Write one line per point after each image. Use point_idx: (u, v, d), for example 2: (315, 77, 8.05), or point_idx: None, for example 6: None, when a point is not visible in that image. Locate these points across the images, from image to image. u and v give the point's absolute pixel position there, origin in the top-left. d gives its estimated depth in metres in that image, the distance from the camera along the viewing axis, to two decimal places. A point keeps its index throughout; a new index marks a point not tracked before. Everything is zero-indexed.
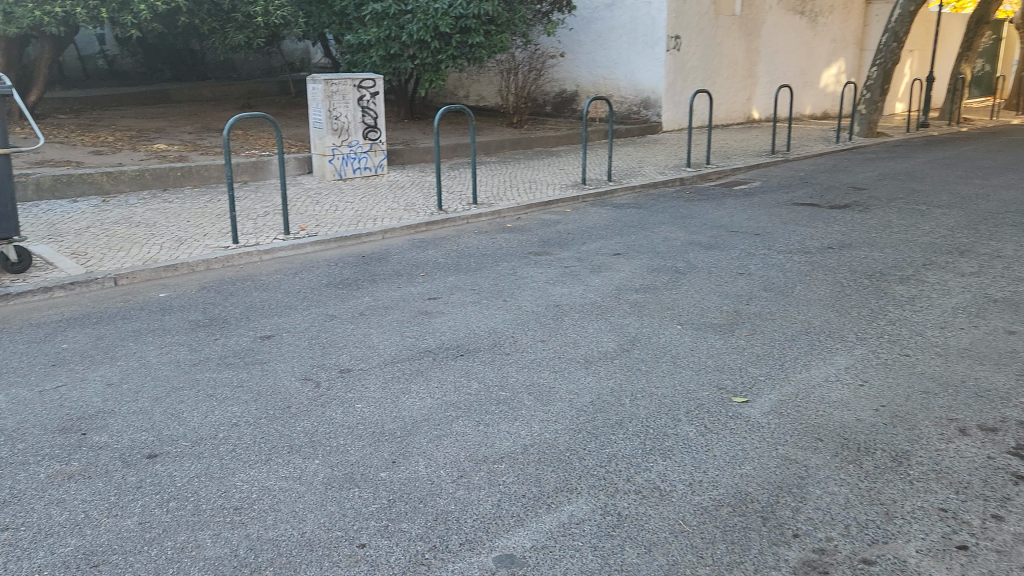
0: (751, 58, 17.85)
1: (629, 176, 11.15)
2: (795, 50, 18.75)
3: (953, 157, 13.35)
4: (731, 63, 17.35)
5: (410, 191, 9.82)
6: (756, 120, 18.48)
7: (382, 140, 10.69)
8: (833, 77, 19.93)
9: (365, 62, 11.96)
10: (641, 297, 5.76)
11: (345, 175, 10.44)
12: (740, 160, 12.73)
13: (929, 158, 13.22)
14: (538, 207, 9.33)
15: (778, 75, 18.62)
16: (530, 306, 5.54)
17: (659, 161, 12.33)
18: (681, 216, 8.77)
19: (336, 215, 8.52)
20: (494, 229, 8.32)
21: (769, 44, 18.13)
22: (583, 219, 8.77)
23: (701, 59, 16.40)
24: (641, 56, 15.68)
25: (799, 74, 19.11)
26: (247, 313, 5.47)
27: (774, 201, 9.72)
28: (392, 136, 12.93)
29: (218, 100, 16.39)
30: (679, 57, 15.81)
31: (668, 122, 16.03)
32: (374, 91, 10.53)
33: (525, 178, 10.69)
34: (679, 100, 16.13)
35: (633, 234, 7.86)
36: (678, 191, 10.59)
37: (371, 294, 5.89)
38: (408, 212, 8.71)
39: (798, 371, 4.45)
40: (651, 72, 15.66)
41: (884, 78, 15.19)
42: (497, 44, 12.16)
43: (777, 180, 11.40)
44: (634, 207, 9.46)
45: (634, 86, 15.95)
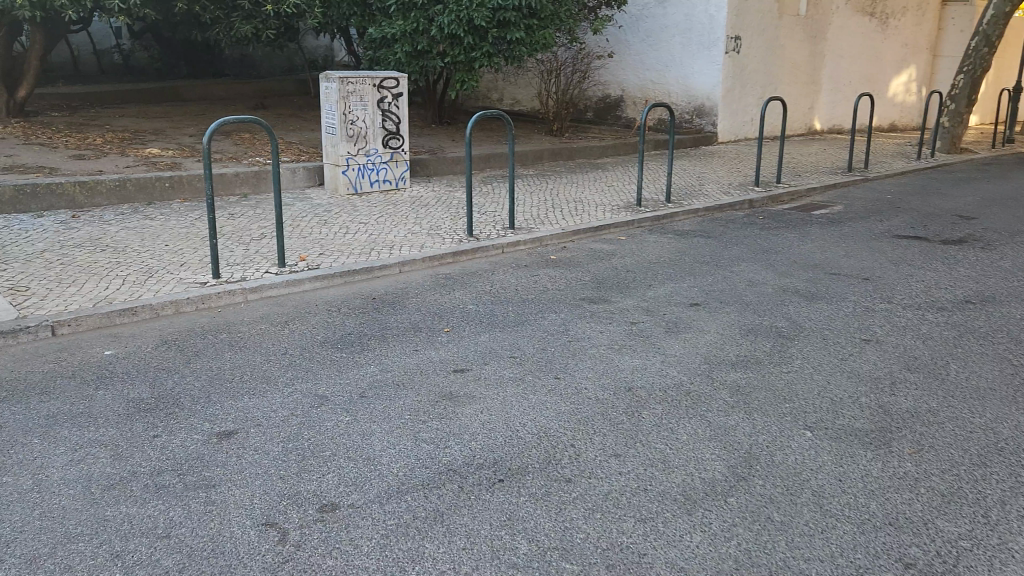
0: (815, 63, 16.25)
1: (690, 195, 9.62)
2: (861, 56, 17.12)
3: None
4: (793, 68, 15.75)
5: (436, 211, 8.39)
6: (818, 131, 16.84)
7: (404, 149, 9.31)
8: (902, 86, 18.21)
9: (388, 60, 10.55)
10: (741, 376, 4.26)
11: (360, 188, 9.09)
12: (814, 177, 11.14)
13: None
14: (587, 232, 7.85)
15: (843, 82, 16.97)
16: (593, 388, 4.07)
17: (721, 177, 10.80)
18: (762, 250, 7.24)
19: (346, 239, 7.12)
20: (537, 261, 6.86)
21: (834, 48, 16.51)
22: (642, 251, 7.28)
23: (762, 64, 14.84)
24: (696, 59, 14.17)
25: (865, 82, 17.45)
26: (209, 387, 4.04)
27: (869, 232, 8.14)
28: (418, 143, 11.52)
29: (231, 99, 15.11)
30: (738, 61, 14.27)
31: (724, 133, 14.48)
32: (396, 92, 9.14)
33: (570, 196, 9.22)
34: (738, 108, 14.58)
35: (708, 275, 6.36)
36: (749, 215, 9.05)
37: (380, 361, 4.45)
38: (433, 237, 7.27)
39: (1016, 529, 2.91)
40: (707, 77, 14.14)
41: (972, 87, 13.53)
42: (539, 41, 10.74)
43: (862, 204, 9.80)
44: (701, 236, 7.94)
45: (686, 92, 14.41)
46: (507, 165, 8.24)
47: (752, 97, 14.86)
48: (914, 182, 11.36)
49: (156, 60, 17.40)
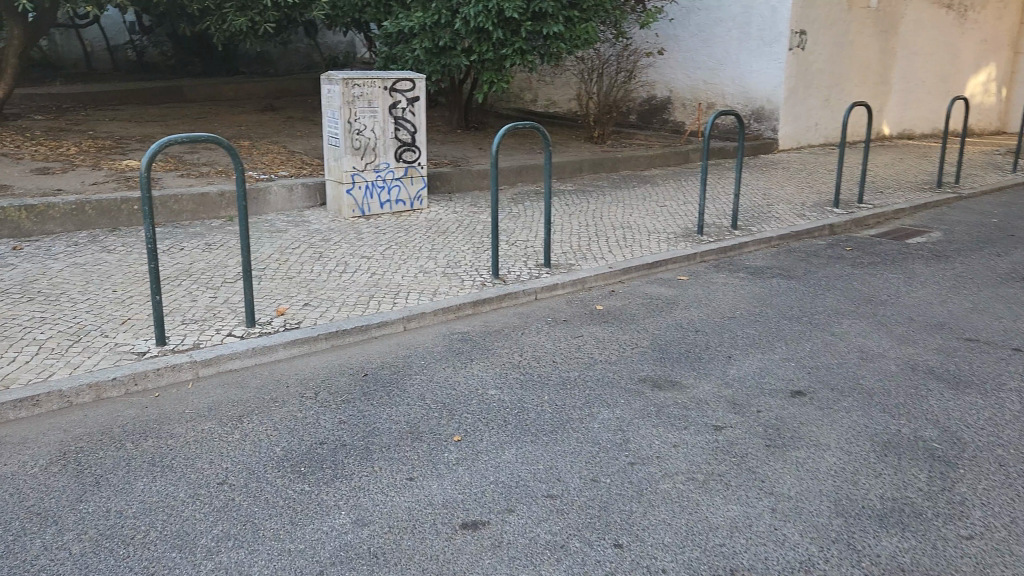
0: (885, 62, 14.60)
1: (758, 218, 8.12)
2: (936, 53, 15.40)
3: None
4: (862, 67, 14.12)
5: (456, 239, 7.00)
6: (887, 136, 15.17)
7: (421, 163, 7.95)
8: (981, 86, 16.42)
9: (405, 58, 9.16)
10: (902, 545, 2.77)
11: (369, 211, 7.73)
12: (900, 195, 9.55)
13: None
14: (639, 272, 6.40)
15: (916, 82, 15.27)
16: (675, 570, 2.64)
17: (790, 195, 9.27)
18: (863, 299, 5.74)
19: (340, 282, 5.73)
20: (579, 314, 5.44)
21: (907, 44, 14.82)
22: (711, 298, 5.83)
23: (829, 62, 13.23)
24: (756, 56, 12.62)
25: (940, 83, 15.73)
26: (84, 572, 2.67)
27: (990, 271, 6.59)
28: (440, 152, 10.16)
29: (240, 100, 13.89)
30: (804, 58, 12.68)
31: (786, 139, 12.89)
32: (413, 96, 7.76)
33: (615, 220, 7.77)
34: (801, 111, 12.99)
35: (804, 341, 4.89)
36: (832, 245, 7.52)
37: (354, 503, 3.05)
38: (450, 279, 5.86)
39: None
40: (767, 76, 12.58)
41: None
42: (581, 36, 9.28)
43: (966, 232, 8.21)
44: (780, 275, 6.46)
45: (743, 93, 12.87)
46: (543, 183, 6.69)
47: (817, 100, 13.26)
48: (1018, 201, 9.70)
49: (167, 57, 16.22)
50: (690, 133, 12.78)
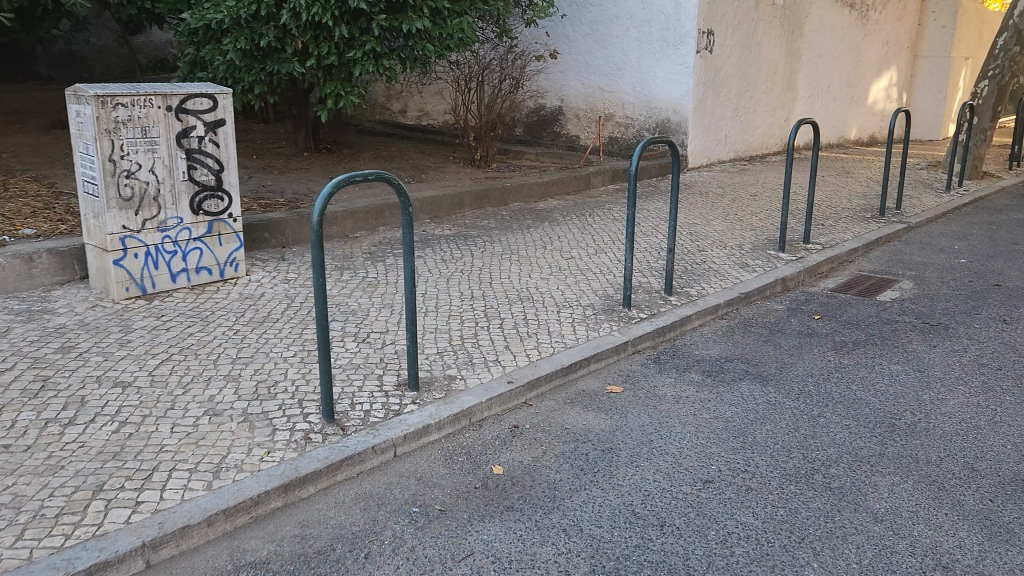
0: (790, 67, 13.27)
1: (694, 273, 6.26)
2: (840, 56, 14.23)
3: None
4: (770, 72, 12.70)
5: (279, 336, 4.73)
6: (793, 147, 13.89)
7: (234, 214, 5.62)
8: (883, 91, 15.44)
9: (215, 62, 6.75)
10: None
11: (153, 288, 5.35)
12: (844, 228, 7.97)
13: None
14: (550, 385, 4.36)
15: (821, 88, 14.05)
16: None
17: (721, 234, 7.49)
18: (881, 424, 3.91)
19: (53, 454, 3.36)
20: (465, 494, 3.32)
21: (812, 46, 13.55)
22: (666, 432, 3.86)
23: (737, 67, 11.69)
24: (659, 61, 10.90)
25: (844, 89, 14.59)
26: None
27: (1008, 350, 4.94)
28: (277, 186, 7.79)
29: (28, 114, 10.93)
30: (712, 63, 11.06)
31: (695, 156, 11.24)
32: (214, 119, 5.40)
33: (508, 287, 5.70)
34: (710, 123, 11.37)
35: (839, 544, 2.95)
36: (793, 312, 5.74)
37: None
38: (252, 431, 3.61)
39: None
40: (672, 83, 10.88)
41: (1002, 96, 10.60)
42: (454, 34, 7.14)
43: (940, 279, 6.65)
44: (747, 375, 4.57)
45: (645, 103, 11.12)
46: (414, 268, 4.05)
47: (725, 110, 11.68)
48: (972, 231, 8.33)
49: None
50: (588, 151, 10.91)
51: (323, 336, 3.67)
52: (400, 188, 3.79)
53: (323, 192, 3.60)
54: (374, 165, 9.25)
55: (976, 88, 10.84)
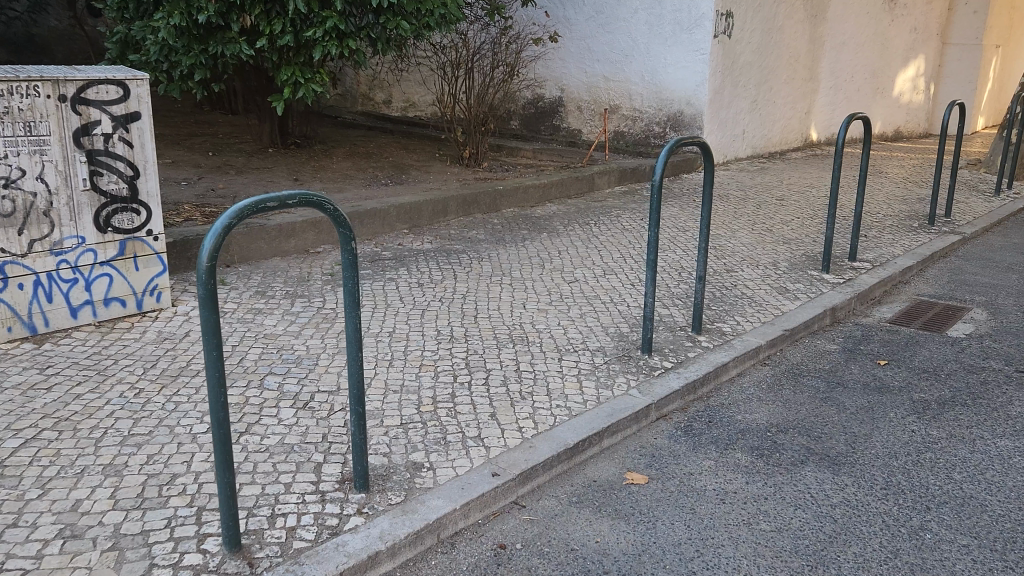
0: (813, 55, 12.12)
1: (726, 302, 5.15)
2: (866, 43, 13.09)
3: None
4: (792, 60, 11.57)
5: (194, 398, 3.60)
6: (813, 143, 12.78)
7: (154, 230, 4.49)
8: (910, 82, 14.30)
9: (146, 42, 5.59)
10: None
11: (47, 325, 4.21)
12: (891, 240, 6.87)
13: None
14: (550, 474, 3.25)
15: (843, 78, 12.93)
16: None
17: (750, 249, 6.38)
18: (1014, 547, 2.80)
19: None
20: None
21: (836, 32, 12.41)
22: (718, 556, 2.75)
23: (756, 54, 10.54)
24: (671, 46, 9.74)
25: (868, 80, 13.45)
26: None
27: None
28: (231, 190, 6.65)
29: None
30: (729, 49, 9.91)
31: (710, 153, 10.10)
32: (125, 112, 4.25)
33: (496, 323, 4.59)
34: (726, 117, 10.23)
35: None
36: (851, 356, 4.64)
37: None
38: (117, 569, 2.48)
39: None
40: (686, 72, 9.74)
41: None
42: (436, 9, 5.99)
43: (1016, 307, 5.54)
44: (811, 456, 3.46)
45: (655, 94, 9.97)
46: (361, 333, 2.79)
47: (744, 102, 10.53)
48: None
49: None
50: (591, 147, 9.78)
51: (221, 437, 2.48)
52: (337, 213, 2.63)
53: (215, 226, 2.36)
54: (348, 163, 8.12)
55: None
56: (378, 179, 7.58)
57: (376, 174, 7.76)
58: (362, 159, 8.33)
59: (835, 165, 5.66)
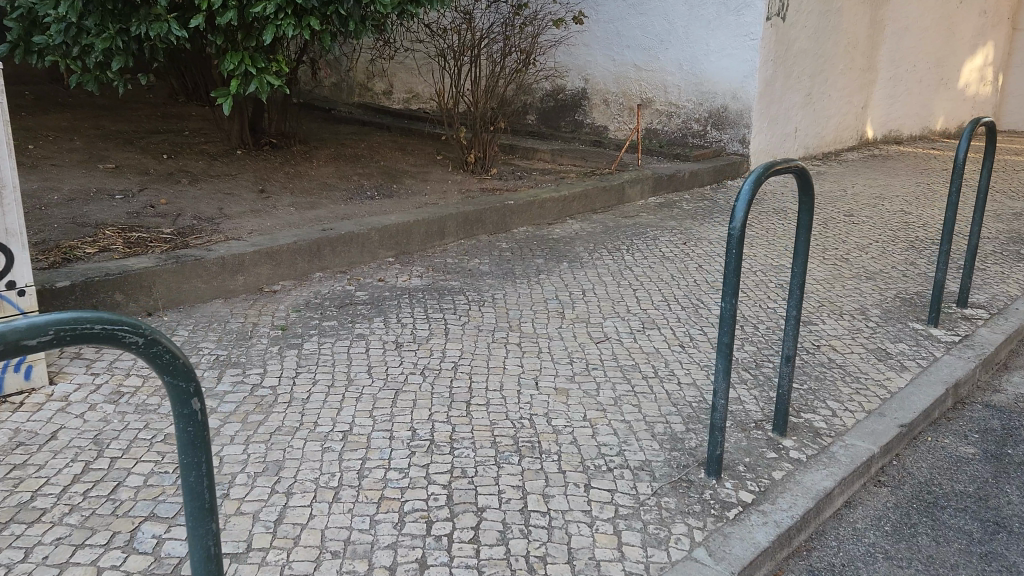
0: (872, 41, 10.66)
1: (811, 377, 3.82)
2: (930, 28, 11.61)
3: None
4: (850, 47, 10.14)
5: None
6: (868, 141, 11.37)
7: (21, 281, 3.21)
8: (976, 72, 12.82)
9: (46, 22, 4.25)
10: None
11: None
12: (1002, 274, 5.48)
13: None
14: None
15: (903, 68, 11.48)
16: None
17: (826, 290, 5.01)
18: None
19: None
20: None
21: (898, 16, 10.95)
22: None
23: (811, 40, 9.13)
24: (714, 29, 8.36)
25: (930, 70, 11.98)
26: None
27: None
28: (177, 206, 5.38)
29: None
30: (782, 33, 8.50)
31: (758, 155, 8.71)
32: None
33: (497, 416, 3.26)
34: (776, 113, 8.85)
35: None
36: (999, 469, 3.27)
37: None
38: None
39: None
40: (731, 60, 8.36)
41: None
42: None
43: None
44: None
45: (695, 86, 8.64)
46: (209, 543, 1.83)
47: (796, 96, 9.13)
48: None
49: None
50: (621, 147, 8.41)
51: None
52: (170, 363, 1.63)
53: None
54: (331, 169, 6.82)
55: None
56: (364, 190, 6.28)
57: (362, 183, 6.46)
58: (349, 164, 7.02)
59: (954, 186, 4.34)
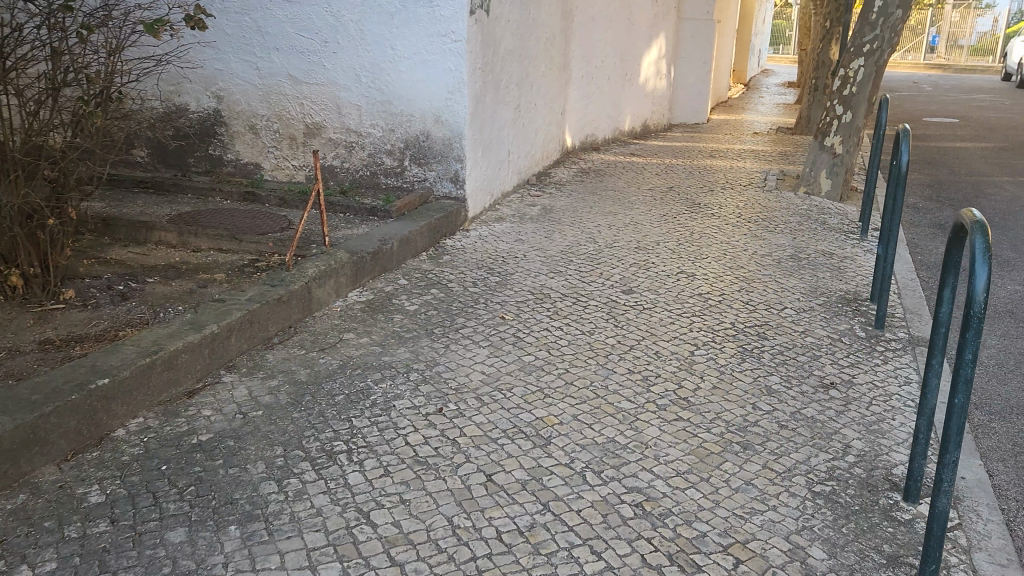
0: (566, 35, 9.05)
1: None
2: (614, 19, 10.43)
3: None
4: (549, 43, 8.40)
5: None
6: (568, 150, 9.91)
7: None
8: (653, 66, 12.14)
9: None
10: None
11: None
12: (879, 383, 3.87)
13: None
14: None
15: (595, 64, 10.17)
16: None
17: (713, 502, 2.85)
18: None
19: None
20: None
21: (587, 6, 9.52)
22: None
23: (516, 39, 7.13)
24: (399, 26, 5.98)
25: (617, 65, 10.87)
26: None
27: None
28: None
29: None
30: (487, 31, 6.39)
31: (474, 197, 6.54)
32: None
33: None
34: (488, 136, 6.72)
35: None
36: None
37: None
38: None
39: None
40: (428, 70, 6.04)
41: (878, 78, 7.61)
42: None
43: None
44: None
45: (379, 106, 6.22)
46: None
47: (505, 111, 7.13)
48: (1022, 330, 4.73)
49: None
50: (301, 209, 5.81)
51: None
52: None
53: None
54: None
55: (845, 69, 7.63)
56: None
57: None
58: None
59: (966, 361, 2.24)
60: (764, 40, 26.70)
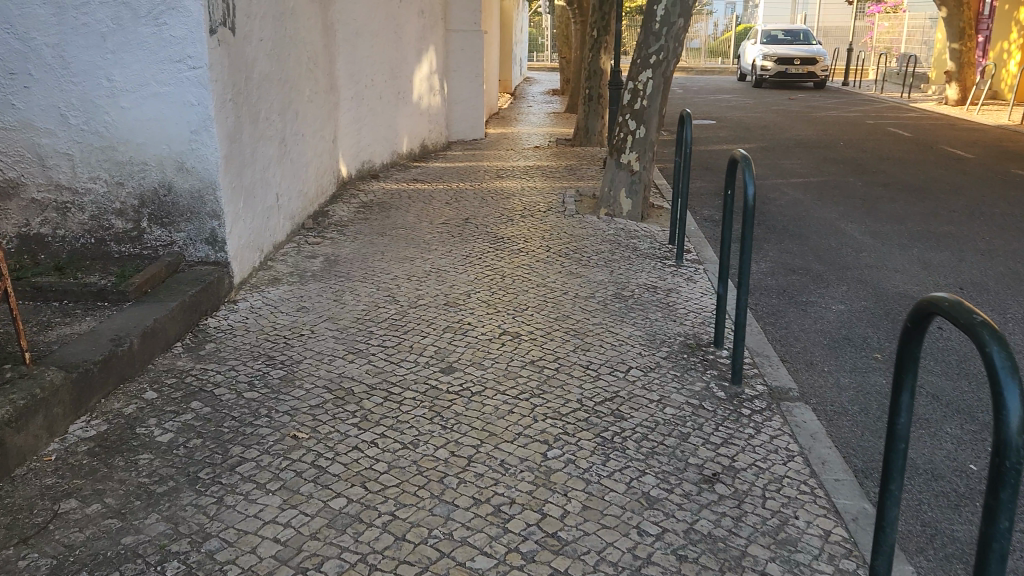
0: (329, 53, 7.96)
1: None
2: (380, 33, 9.47)
3: (942, 267, 6.09)
4: (310, 63, 7.27)
5: None
6: (344, 181, 8.80)
7: None
8: (425, 82, 11.33)
9: None
10: None
11: None
12: (762, 462, 3.28)
13: (952, 278, 5.78)
14: None
15: (364, 83, 9.14)
16: None
17: None
18: None
19: None
20: None
21: (348, 19, 8.48)
22: None
23: (271, 61, 5.95)
24: (116, 51, 4.61)
25: (388, 83, 9.93)
26: None
27: None
28: None
29: None
30: (235, 54, 5.17)
31: (239, 259, 5.29)
32: None
33: None
34: (249, 182, 5.50)
35: None
36: None
37: None
38: None
39: None
40: (161, 106, 4.72)
41: (666, 91, 7.28)
42: None
43: None
44: None
45: (99, 155, 4.82)
46: None
47: (267, 148, 5.92)
48: (867, 361, 4.43)
49: None
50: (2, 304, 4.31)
51: None
52: None
53: None
54: None
55: (633, 82, 7.22)
56: None
57: None
58: None
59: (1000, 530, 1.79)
60: (524, 47, 26.96)
